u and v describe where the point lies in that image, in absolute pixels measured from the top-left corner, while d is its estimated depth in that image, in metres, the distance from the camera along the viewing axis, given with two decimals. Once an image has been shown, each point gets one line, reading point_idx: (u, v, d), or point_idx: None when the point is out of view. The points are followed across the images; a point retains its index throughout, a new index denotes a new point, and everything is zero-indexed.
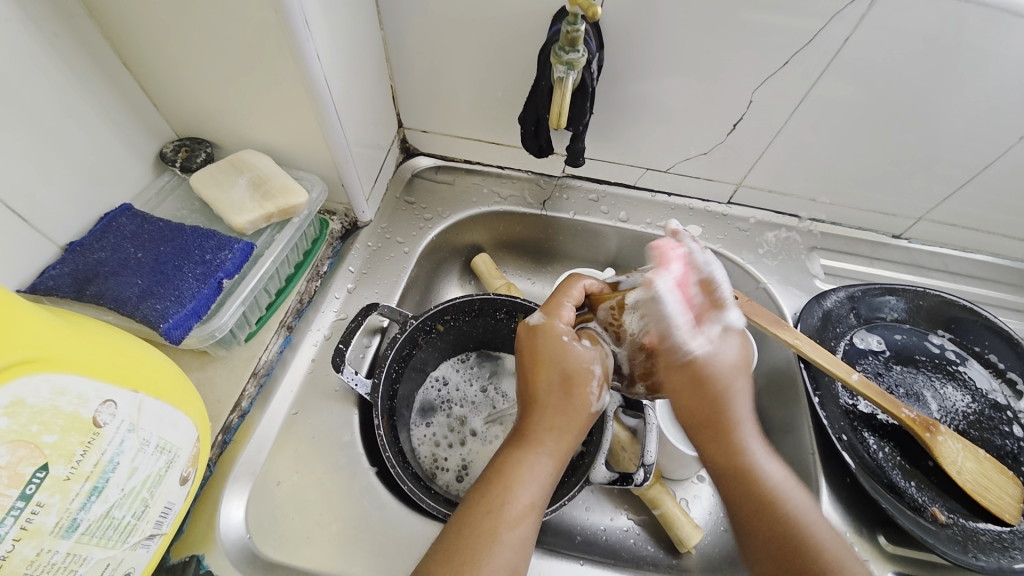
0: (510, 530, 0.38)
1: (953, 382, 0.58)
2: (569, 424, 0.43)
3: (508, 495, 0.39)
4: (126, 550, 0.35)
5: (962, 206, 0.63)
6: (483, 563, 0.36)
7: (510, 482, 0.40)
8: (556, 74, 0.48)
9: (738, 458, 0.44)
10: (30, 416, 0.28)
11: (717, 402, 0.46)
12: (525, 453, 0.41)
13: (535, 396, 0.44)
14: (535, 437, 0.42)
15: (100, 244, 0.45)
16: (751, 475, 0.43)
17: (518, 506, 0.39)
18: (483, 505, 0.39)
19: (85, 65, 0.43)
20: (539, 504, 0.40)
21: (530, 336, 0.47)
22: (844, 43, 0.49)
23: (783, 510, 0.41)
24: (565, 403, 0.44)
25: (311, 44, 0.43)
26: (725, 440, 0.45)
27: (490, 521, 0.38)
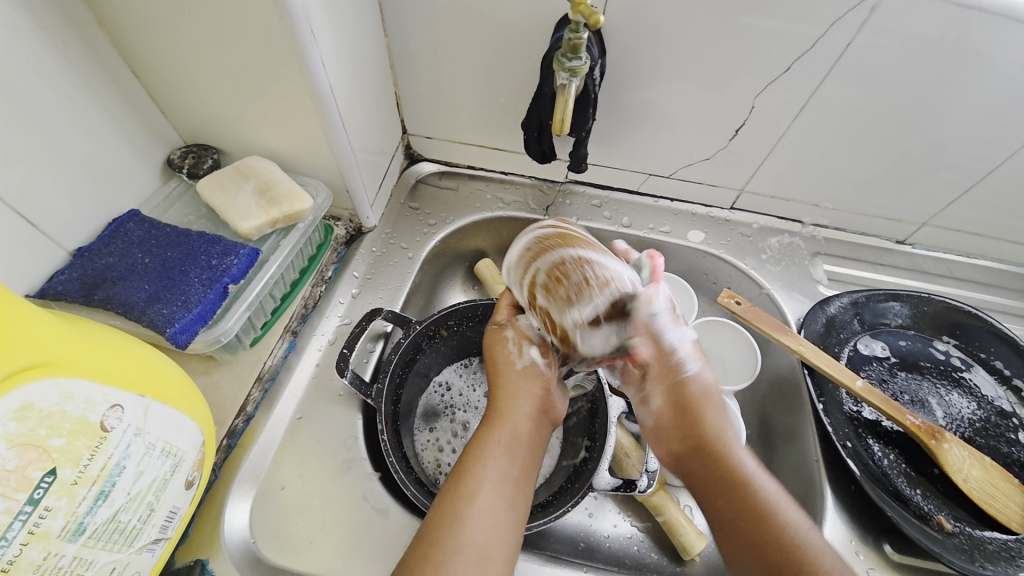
0: (468, 505, 0.39)
1: (958, 389, 0.58)
2: (518, 399, 0.46)
3: (465, 472, 0.41)
4: (131, 555, 0.35)
5: (965, 212, 0.63)
6: (445, 541, 0.37)
7: (465, 462, 0.42)
8: (559, 81, 0.48)
9: (724, 474, 0.43)
10: (38, 420, 0.28)
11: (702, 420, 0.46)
12: (482, 432, 0.44)
13: (492, 386, 0.48)
14: (488, 418, 0.45)
15: (108, 250, 0.45)
16: (742, 491, 0.42)
17: (476, 481, 0.40)
18: (447, 485, 0.41)
19: (95, 73, 0.44)
20: (497, 479, 0.41)
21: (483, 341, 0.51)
22: (845, 49, 0.49)
23: (770, 519, 0.40)
24: (514, 385, 0.46)
25: (316, 52, 0.43)
26: (712, 460, 0.44)
27: (451, 500, 0.39)
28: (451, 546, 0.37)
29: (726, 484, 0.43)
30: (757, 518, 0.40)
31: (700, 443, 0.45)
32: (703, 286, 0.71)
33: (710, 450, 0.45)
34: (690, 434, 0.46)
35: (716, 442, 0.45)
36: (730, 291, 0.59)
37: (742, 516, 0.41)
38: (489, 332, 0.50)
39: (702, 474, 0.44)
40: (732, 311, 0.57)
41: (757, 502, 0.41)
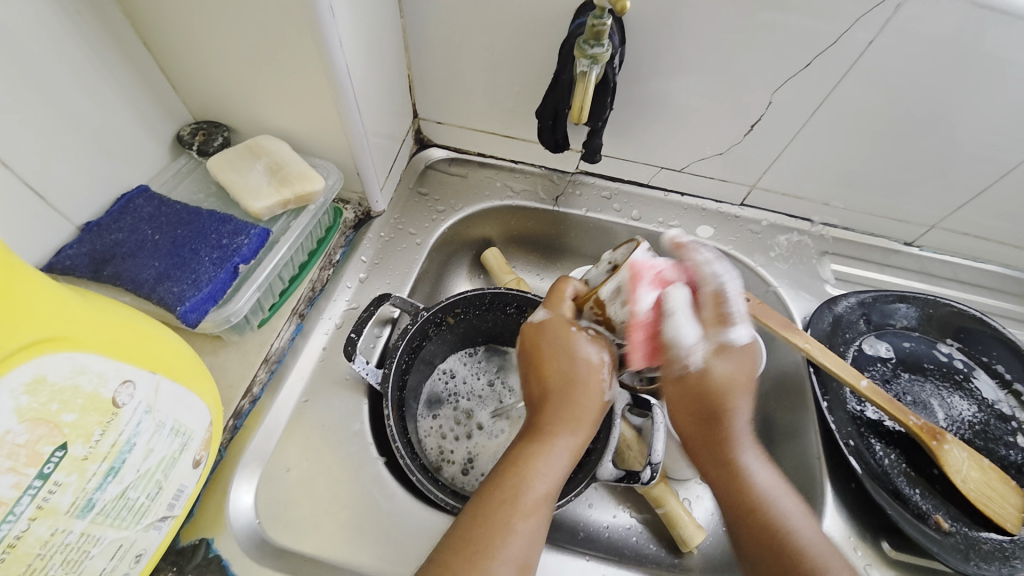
0: (523, 519, 0.38)
1: (960, 392, 0.58)
2: (583, 420, 0.44)
3: (522, 484, 0.40)
4: (138, 532, 0.35)
5: (975, 216, 0.62)
6: (492, 550, 0.37)
7: (526, 475, 0.40)
8: (580, 68, 0.47)
9: (728, 471, 0.44)
10: (50, 395, 0.28)
11: (716, 412, 0.45)
12: (540, 446, 0.42)
13: (552, 388, 0.45)
14: (547, 431, 0.43)
15: (117, 225, 0.45)
16: (742, 489, 0.43)
17: (535, 498, 0.40)
18: (500, 496, 0.39)
19: (107, 45, 0.43)
20: (552, 493, 0.40)
21: (544, 332, 0.47)
22: (867, 48, 0.49)
23: (769, 518, 0.41)
24: (576, 395, 0.45)
25: (335, 30, 0.42)
26: (720, 457, 0.45)
27: (507, 512, 0.39)
28: (498, 557, 0.36)
29: (730, 481, 0.44)
30: (750, 508, 0.42)
31: (715, 435, 0.45)
32: None
33: (719, 436, 0.45)
34: (701, 425, 0.46)
35: (724, 428, 0.45)
36: None
37: (744, 514, 0.42)
38: (565, 329, 0.47)
39: (704, 448, 0.46)
40: None
41: (757, 501, 0.42)
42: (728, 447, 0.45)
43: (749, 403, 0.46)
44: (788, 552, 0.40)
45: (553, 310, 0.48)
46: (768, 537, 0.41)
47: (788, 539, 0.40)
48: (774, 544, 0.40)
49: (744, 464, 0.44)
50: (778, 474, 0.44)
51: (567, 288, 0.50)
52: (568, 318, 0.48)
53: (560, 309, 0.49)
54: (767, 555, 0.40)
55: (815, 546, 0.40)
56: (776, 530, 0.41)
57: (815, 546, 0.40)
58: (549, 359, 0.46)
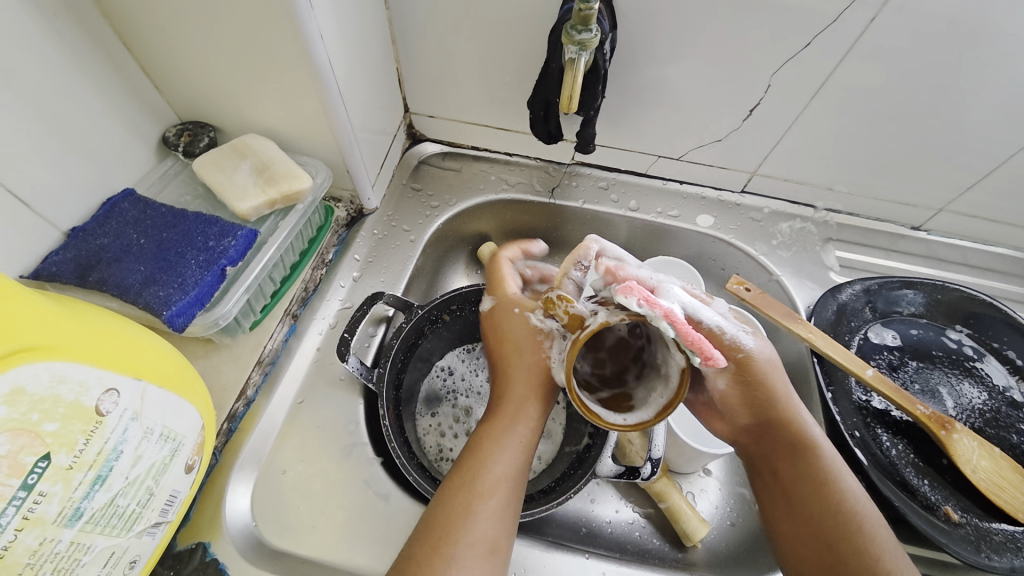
0: (482, 499, 0.39)
1: (970, 378, 0.57)
2: (531, 400, 0.46)
3: (480, 466, 0.41)
4: (132, 538, 0.35)
5: (983, 198, 0.60)
6: (455, 533, 0.37)
7: (483, 454, 0.41)
8: (568, 55, 0.46)
9: (795, 444, 0.43)
10: (30, 405, 0.28)
11: (779, 389, 0.45)
12: (494, 427, 0.43)
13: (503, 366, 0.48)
14: (502, 413, 0.45)
15: (103, 230, 0.44)
16: (807, 459, 0.43)
17: (493, 477, 0.40)
18: (460, 480, 0.40)
19: (86, 49, 0.42)
20: (510, 474, 0.41)
21: (492, 317, 0.52)
22: (869, 25, 0.47)
23: (836, 494, 0.41)
24: (527, 376, 0.47)
25: (314, 23, 0.41)
26: (779, 429, 0.45)
27: (466, 494, 0.39)
28: (461, 539, 0.37)
29: (794, 454, 0.43)
30: (816, 481, 0.42)
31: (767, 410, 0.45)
32: (710, 272, 0.70)
33: (772, 408, 0.45)
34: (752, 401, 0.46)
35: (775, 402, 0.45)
36: (740, 278, 0.58)
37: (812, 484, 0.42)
38: (510, 308, 0.52)
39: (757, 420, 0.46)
40: (742, 297, 0.57)
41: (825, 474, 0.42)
42: (796, 423, 0.44)
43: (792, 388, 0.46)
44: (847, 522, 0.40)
45: (498, 295, 0.54)
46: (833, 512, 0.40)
47: (849, 520, 0.40)
48: (844, 522, 0.40)
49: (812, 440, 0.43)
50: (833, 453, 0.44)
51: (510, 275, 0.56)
52: (513, 299, 0.53)
53: (506, 291, 0.54)
54: (827, 531, 0.40)
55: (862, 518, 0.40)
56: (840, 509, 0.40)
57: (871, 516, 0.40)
58: (500, 336, 0.50)
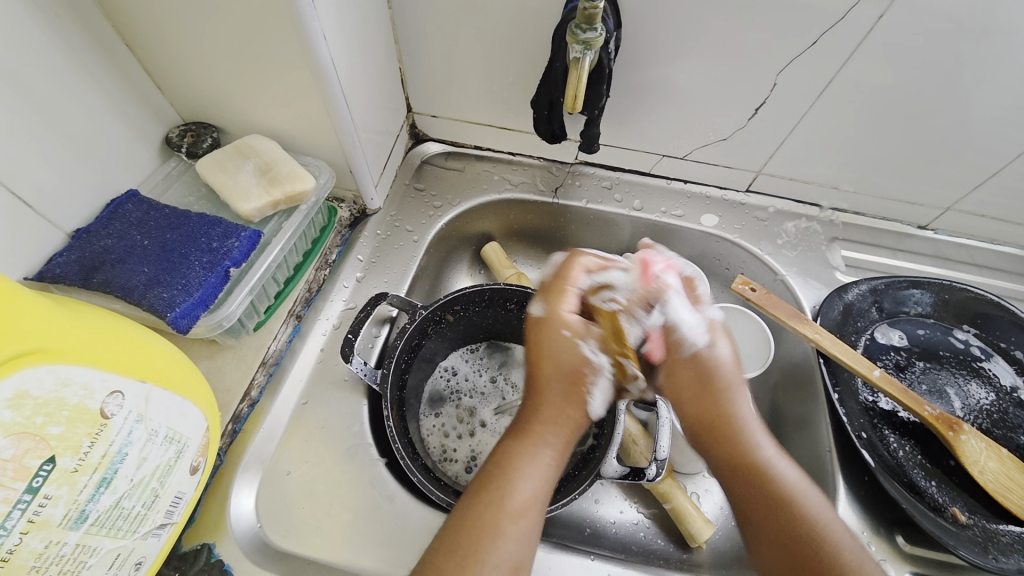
0: (512, 521, 0.38)
1: (977, 379, 0.56)
2: (567, 421, 0.44)
3: (510, 486, 0.39)
4: (137, 540, 0.35)
5: (991, 197, 0.60)
6: (483, 553, 0.36)
7: (513, 474, 0.40)
8: (572, 55, 0.46)
9: (744, 456, 0.43)
10: (34, 408, 0.28)
11: (720, 405, 0.46)
12: (528, 446, 0.42)
13: (537, 381, 0.46)
14: (536, 433, 0.42)
15: (107, 231, 0.44)
16: (761, 471, 0.42)
17: (523, 499, 0.39)
18: (488, 498, 0.39)
19: (89, 49, 0.42)
20: (540, 495, 0.40)
21: (539, 331, 0.47)
22: (876, 23, 0.46)
23: (797, 510, 0.39)
24: (564, 397, 0.44)
25: (317, 23, 0.41)
26: (730, 440, 0.44)
27: (494, 514, 0.38)
28: (488, 560, 0.36)
29: (744, 466, 0.42)
30: (769, 489, 0.41)
31: (717, 422, 0.45)
32: (715, 271, 0.70)
33: (722, 415, 0.45)
34: (701, 412, 0.46)
35: (726, 410, 0.45)
36: (745, 278, 0.58)
37: (771, 499, 0.40)
38: (559, 328, 0.47)
39: (705, 429, 0.46)
40: (747, 297, 0.57)
41: (784, 489, 0.41)
42: (741, 436, 0.44)
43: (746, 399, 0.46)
44: (819, 550, 0.38)
45: (551, 305, 0.48)
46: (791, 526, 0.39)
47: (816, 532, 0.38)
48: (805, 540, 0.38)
49: (762, 454, 0.43)
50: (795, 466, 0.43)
51: (576, 274, 0.50)
52: (565, 318, 0.47)
53: (560, 304, 0.48)
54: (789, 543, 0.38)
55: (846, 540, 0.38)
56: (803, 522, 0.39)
57: (846, 543, 0.38)
58: (541, 353, 0.46)
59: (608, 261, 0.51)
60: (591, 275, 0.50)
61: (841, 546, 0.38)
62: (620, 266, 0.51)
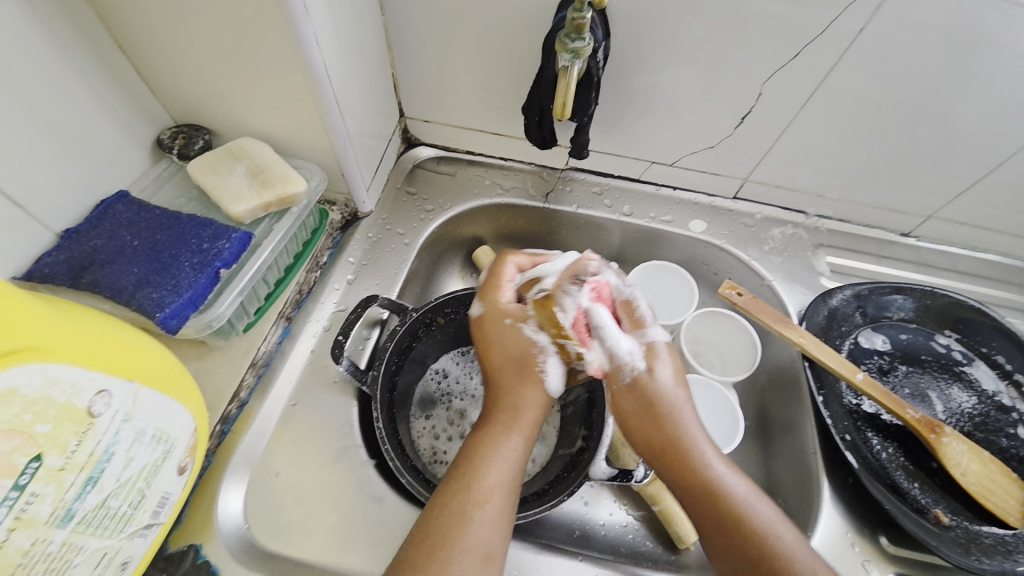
0: (477, 505, 0.38)
1: (959, 383, 0.57)
2: (529, 406, 0.44)
3: (476, 473, 0.40)
4: (123, 540, 0.35)
5: (971, 205, 0.61)
6: (450, 540, 0.36)
7: (477, 462, 0.40)
8: (561, 63, 0.47)
9: (697, 482, 0.42)
10: (23, 406, 0.28)
11: (669, 430, 0.44)
12: (491, 434, 0.42)
13: (495, 372, 0.47)
14: (499, 421, 0.43)
15: (97, 232, 0.44)
16: (715, 496, 0.41)
17: (488, 484, 0.39)
18: (453, 488, 0.39)
19: (82, 51, 0.43)
20: (507, 481, 0.40)
21: (482, 324, 0.49)
22: (858, 35, 0.47)
23: (751, 531, 0.39)
24: (520, 383, 0.45)
25: (310, 28, 0.42)
26: (683, 465, 0.43)
27: (460, 503, 0.38)
28: (455, 546, 0.36)
29: (699, 492, 0.42)
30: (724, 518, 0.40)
31: (668, 447, 0.44)
32: (703, 277, 0.71)
33: (671, 441, 0.44)
34: (652, 439, 0.45)
35: (675, 433, 0.44)
36: (731, 282, 0.59)
37: (724, 526, 0.40)
38: (500, 319, 0.48)
39: (657, 455, 0.44)
40: (733, 301, 0.58)
41: (736, 511, 0.40)
42: (693, 459, 0.43)
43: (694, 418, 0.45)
44: (772, 562, 0.38)
45: (489, 301, 0.50)
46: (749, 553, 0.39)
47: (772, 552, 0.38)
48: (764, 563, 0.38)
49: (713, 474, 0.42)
50: (749, 480, 0.43)
51: (507, 270, 0.51)
52: (504, 308, 0.49)
53: (496, 297, 0.50)
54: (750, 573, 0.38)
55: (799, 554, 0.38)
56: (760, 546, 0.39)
57: (796, 549, 0.39)
58: (490, 346, 0.48)
59: (539, 257, 0.53)
60: (523, 271, 0.52)
61: (793, 552, 0.38)
62: (549, 261, 0.52)
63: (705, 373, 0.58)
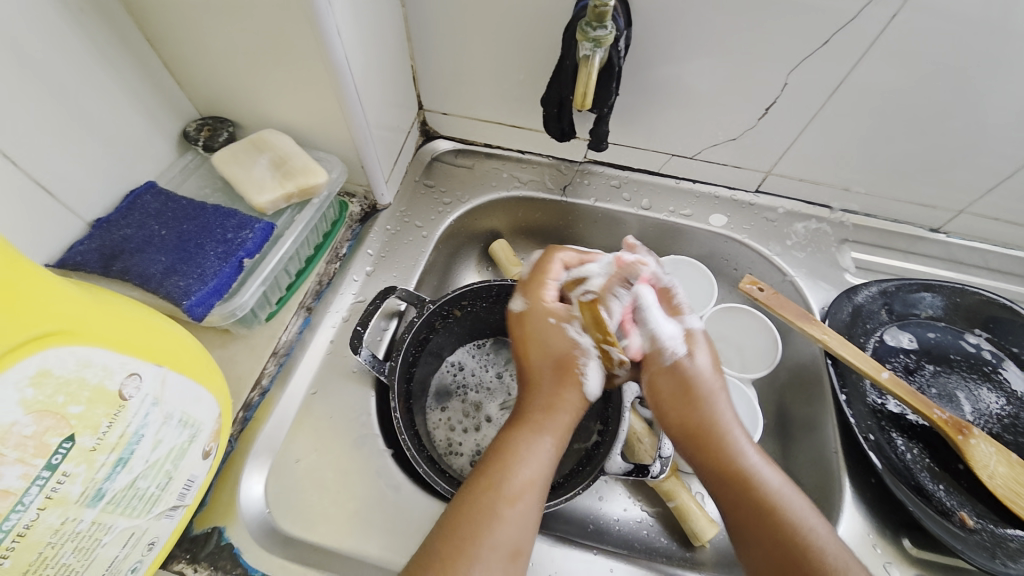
0: (509, 504, 0.38)
1: (988, 384, 0.56)
2: (566, 408, 0.45)
3: (509, 471, 0.40)
4: (150, 520, 0.36)
5: (1006, 200, 0.59)
6: (479, 536, 0.37)
7: (512, 460, 0.41)
8: (582, 52, 0.46)
9: (728, 464, 0.42)
10: (55, 387, 0.29)
11: (703, 415, 0.45)
12: (526, 434, 0.42)
13: (531, 373, 0.47)
14: (534, 421, 0.43)
15: (126, 221, 0.45)
16: (747, 480, 0.41)
17: (522, 482, 0.40)
18: (486, 483, 0.39)
19: (112, 45, 0.44)
20: (539, 480, 0.40)
21: (523, 323, 0.50)
22: (889, 23, 0.46)
23: (784, 519, 0.39)
24: (556, 387, 0.46)
25: (332, 20, 0.42)
26: (714, 447, 0.43)
27: (491, 498, 0.38)
28: (484, 543, 0.36)
29: (729, 475, 0.42)
30: (755, 502, 0.40)
31: (702, 430, 0.45)
32: (723, 272, 0.70)
33: (703, 421, 0.45)
34: (685, 420, 0.46)
35: (709, 415, 0.45)
36: (753, 277, 0.58)
37: (756, 513, 0.40)
38: (542, 317, 0.49)
39: (690, 435, 0.45)
40: (754, 297, 0.56)
41: (770, 501, 0.40)
42: (726, 443, 0.43)
43: (729, 403, 0.46)
44: (802, 550, 0.37)
45: (532, 298, 0.50)
46: (778, 540, 0.38)
47: (805, 541, 0.37)
48: (795, 552, 0.37)
49: (746, 463, 0.42)
50: (782, 474, 0.42)
51: (553, 266, 0.52)
52: (548, 307, 0.50)
53: (541, 295, 0.50)
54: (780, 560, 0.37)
55: (839, 557, 0.37)
56: (792, 534, 0.38)
57: (828, 540, 0.38)
58: (530, 344, 0.49)
59: (586, 255, 0.53)
60: (569, 270, 0.52)
61: (825, 547, 0.37)
62: (597, 260, 0.53)
63: (724, 369, 0.57)
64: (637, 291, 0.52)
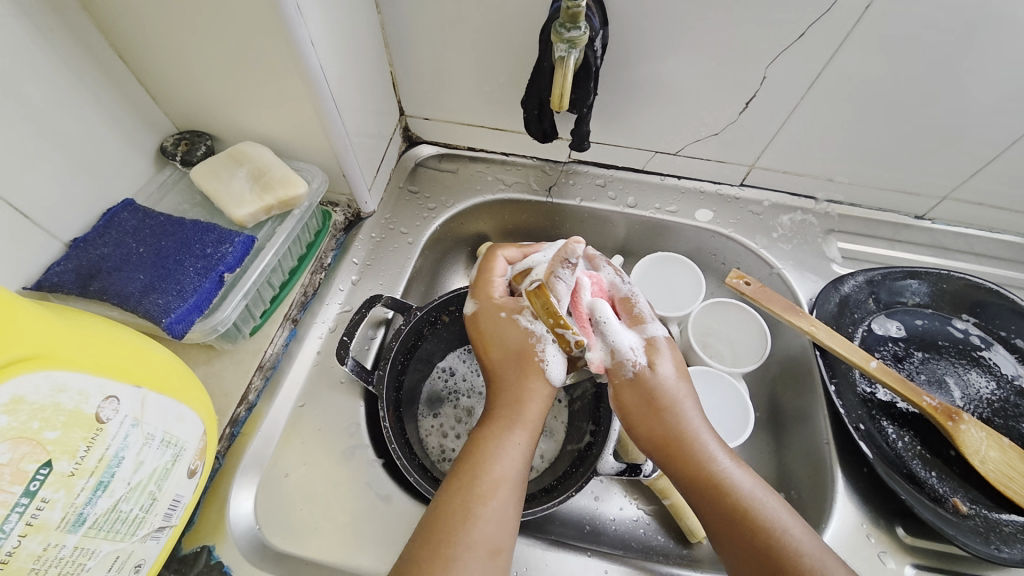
0: (483, 502, 0.38)
1: (977, 368, 0.56)
2: (534, 401, 0.44)
3: (482, 469, 0.40)
4: (136, 543, 0.35)
5: (988, 185, 0.59)
6: (456, 537, 0.36)
7: (483, 458, 0.40)
8: (558, 53, 0.46)
9: (699, 472, 0.41)
10: (30, 413, 0.28)
11: (669, 424, 0.44)
12: (495, 431, 0.42)
13: (494, 370, 0.46)
14: (502, 418, 0.43)
15: (103, 240, 0.45)
16: (719, 488, 0.40)
17: (494, 480, 0.39)
18: (459, 484, 0.39)
19: (83, 62, 0.43)
20: (513, 476, 0.40)
21: (477, 321, 0.49)
22: (864, 12, 0.46)
23: (760, 523, 0.39)
24: (521, 379, 0.45)
25: (304, 30, 0.42)
26: (683, 456, 0.42)
27: (466, 498, 0.38)
28: (460, 543, 0.36)
29: (703, 483, 0.41)
30: (728, 510, 0.40)
31: (670, 438, 0.44)
32: (711, 267, 0.70)
33: (671, 432, 0.44)
34: (652, 431, 0.44)
35: (676, 423, 0.44)
36: (739, 271, 0.58)
37: (730, 520, 0.39)
38: (494, 314, 0.48)
39: (659, 447, 0.44)
40: (741, 291, 0.56)
41: (743, 506, 0.39)
42: (695, 451, 0.42)
43: (694, 409, 0.44)
44: (778, 552, 0.37)
45: (481, 299, 0.50)
46: (755, 546, 0.38)
47: (781, 543, 0.38)
48: (772, 557, 0.37)
49: (716, 469, 0.41)
50: (754, 475, 0.42)
51: (497, 265, 0.52)
52: (497, 302, 0.49)
53: (488, 294, 0.50)
54: (758, 566, 0.37)
55: (816, 557, 0.37)
56: (769, 539, 0.38)
57: (805, 541, 0.38)
58: (487, 342, 0.48)
59: (529, 248, 0.53)
60: (513, 265, 0.53)
61: (800, 546, 0.37)
62: (539, 249, 0.53)
63: (713, 364, 0.57)
64: (582, 284, 0.50)
